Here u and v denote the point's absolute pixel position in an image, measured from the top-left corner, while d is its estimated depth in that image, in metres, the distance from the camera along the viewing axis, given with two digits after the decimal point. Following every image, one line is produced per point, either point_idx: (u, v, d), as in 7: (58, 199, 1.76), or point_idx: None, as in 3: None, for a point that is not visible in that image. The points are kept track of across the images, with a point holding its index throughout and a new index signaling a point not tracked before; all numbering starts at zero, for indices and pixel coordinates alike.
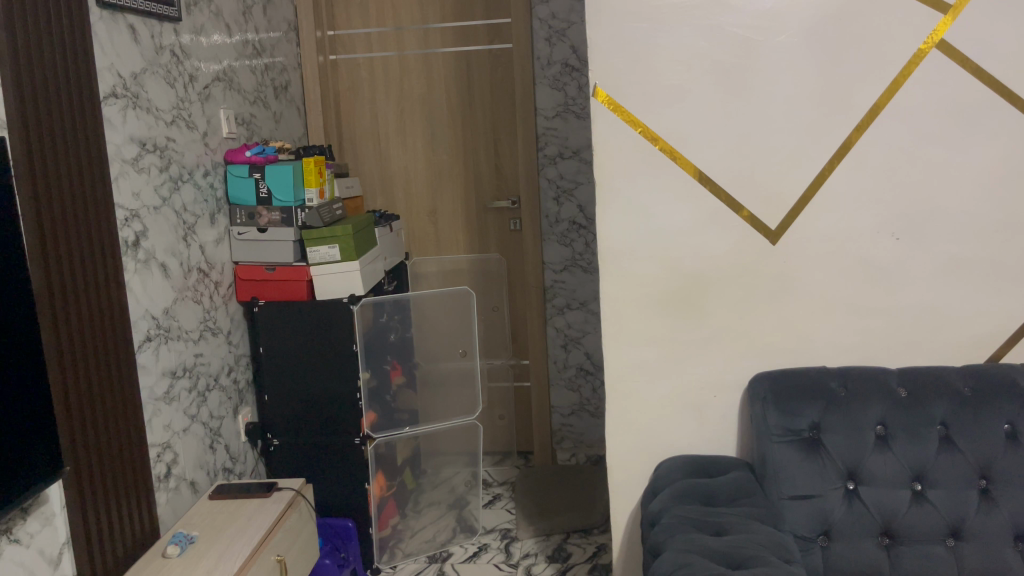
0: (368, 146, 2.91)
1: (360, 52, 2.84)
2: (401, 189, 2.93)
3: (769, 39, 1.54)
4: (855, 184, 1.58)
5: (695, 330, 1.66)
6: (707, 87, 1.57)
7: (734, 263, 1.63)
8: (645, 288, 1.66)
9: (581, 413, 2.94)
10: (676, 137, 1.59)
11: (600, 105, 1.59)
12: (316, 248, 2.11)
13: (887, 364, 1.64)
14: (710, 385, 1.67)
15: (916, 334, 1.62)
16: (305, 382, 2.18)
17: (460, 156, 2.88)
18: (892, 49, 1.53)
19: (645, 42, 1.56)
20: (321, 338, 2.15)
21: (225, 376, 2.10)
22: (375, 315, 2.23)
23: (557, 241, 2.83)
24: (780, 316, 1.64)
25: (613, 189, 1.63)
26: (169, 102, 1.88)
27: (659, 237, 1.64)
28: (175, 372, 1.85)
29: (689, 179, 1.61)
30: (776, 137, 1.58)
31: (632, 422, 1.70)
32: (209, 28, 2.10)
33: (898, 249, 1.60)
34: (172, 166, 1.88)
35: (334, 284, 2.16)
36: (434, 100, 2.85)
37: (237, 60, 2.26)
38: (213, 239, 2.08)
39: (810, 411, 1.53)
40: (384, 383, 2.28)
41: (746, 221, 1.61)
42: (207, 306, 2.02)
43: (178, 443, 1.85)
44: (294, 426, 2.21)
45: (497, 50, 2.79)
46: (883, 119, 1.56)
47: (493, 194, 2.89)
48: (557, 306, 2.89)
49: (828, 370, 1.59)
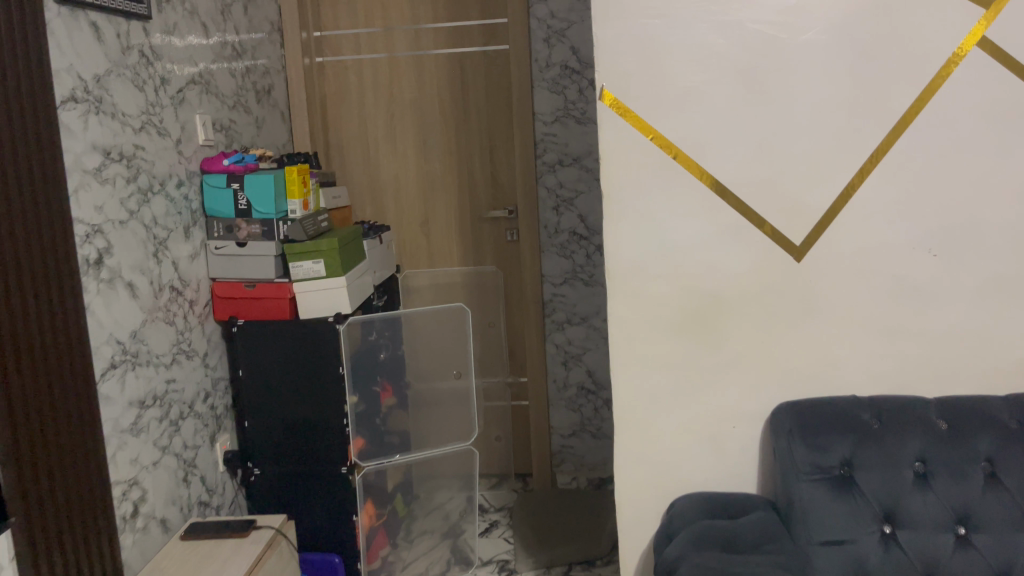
0: (357, 153, 2.77)
1: (347, 54, 2.70)
2: (391, 198, 2.78)
3: (794, 37, 1.41)
4: (889, 195, 1.44)
5: (712, 354, 1.52)
6: (728, 88, 1.43)
7: (754, 282, 1.49)
8: (657, 310, 1.51)
9: (582, 434, 2.76)
10: (691, 144, 1.45)
11: (607, 108, 1.45)
12: (300, 263, 1.98)
13: (921, 393, 1.49)
14: (728, 416, 1.53)
15: (954, 359, 1.48)
16: (288, 407, 2.03)
17: (453, 162, 2.73)
18: (928, 48, 1.39)
19: (658, 40, 1.42)
20: (305, 359, 2.01)
21: (200, 403, 1.94)
22: (364, 333, 2.13)
23: (556, 253, 2.67)
24: (806, 340, 1.50)
25: (622, 201, 1.49)
26: (137, 107, 1.73)
27: (672, 253, 1.49)
28: (144, 401, 1.69)
29: (705, 190, 1.46)
30: (802, 144, 1.44)
31: (644, 455, 1.56)
32: (183, 28, 1.95)
33: (936, 267, 1.45)
34: (140, 176, 1.73)
35: (319, 302, 2.01)
36: (427, 106, 2.71)
37: (215, 63, 2.11)
38: (187, 255, 1.93)
39: (841, 446, 1.39)
40: (373, 406, 2.15)
41: (768, 236, 1.47)
42: (181, 328, 1.87)
43: (146, 479, 1.69)
44: (276, 455, 2.06)
45: (492, 51, 2.65)
46: (920, 124, 1.42)
47: (489, 204, 2.75)
48: (557, 321, 2.72)
49: (859, 401, 1.45)
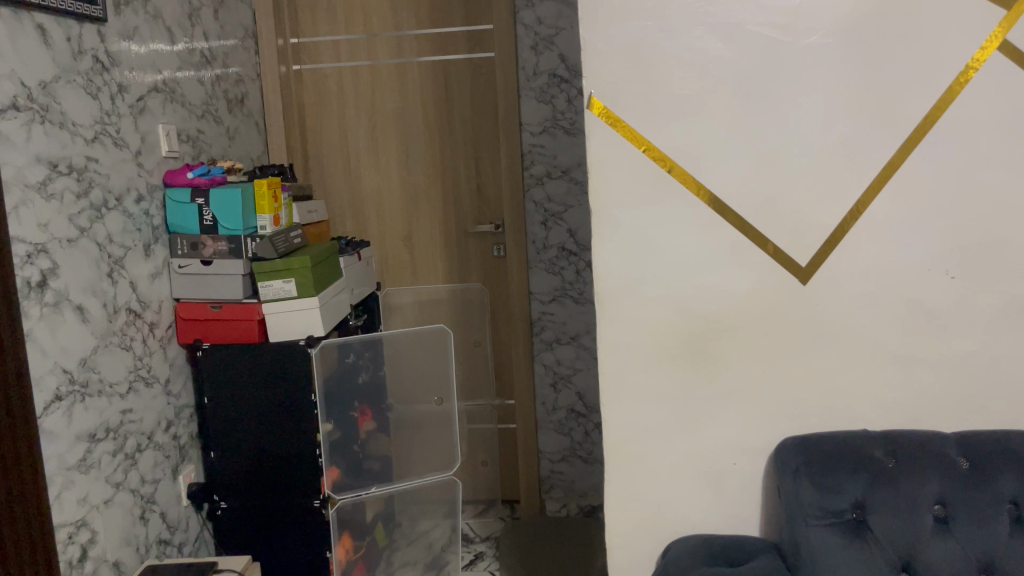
0: (337, 165, 2.65)
1: (326, 61, 2.59)
2: (373, 212, 2.66)
3: (799, 40, 1.29)
4: (902, 211, 1.33)
5: (711, 384, 1.40)
6: (727, 96, 1.31)
7: (757, 306, 1.37)
8: (650, 335, 1.39)
9: (572, 459, 2.61)
10: (687, 157, 1.34)
11: (596, 118, 1.33)
12: (270, 283, 1.86)
13: (939, 426, 1.37)
14: (729, 451, 1.41)
15: (975, 389, 1.36)
16: (257, 436, 1.90)
17: (437, 174, 2.62)
18: (945, 52, 1.28)
19: (651, 43, 1.31)
20: (277, 387, 1.88)
21: (161, 433, 1.81)
22: (340, 356, 2.00)
23: (544, 269, 2.52)
24: (813, 369, 1.38)
25: (614, 218, 1.37)
26: (90, 116, 1.61)
27: (668, 275, 1.37)
28: (95, 435, 1.57)
29: (703, 206, 1.35)
30: (808, 157, 1.32)
31: (638, 493, 1.44)
32: (144, 32, 1.83)
33: (954, 290, 1.34)
34: (93, 191, 1.61)
35: (290, 323, 1.89)
36: (409, 116, 2.59)
37: (181, 70, 1.99)
38: (148, 275, 1.80)
39: (852, 487, 1.28)
40: (351, 433, 2.04)
41: (772, 255, 1.35)
42: (139, 353, 1.74)
43: (96, 519, 1.56)
44: (244, 488, 1.93)
45: (478, 59, 2.53)
46: (936, 134, 1.31)
47: (475, 217, 2.63)
48: (545, 341, 2.56)
49: (871, 436, 1.33)
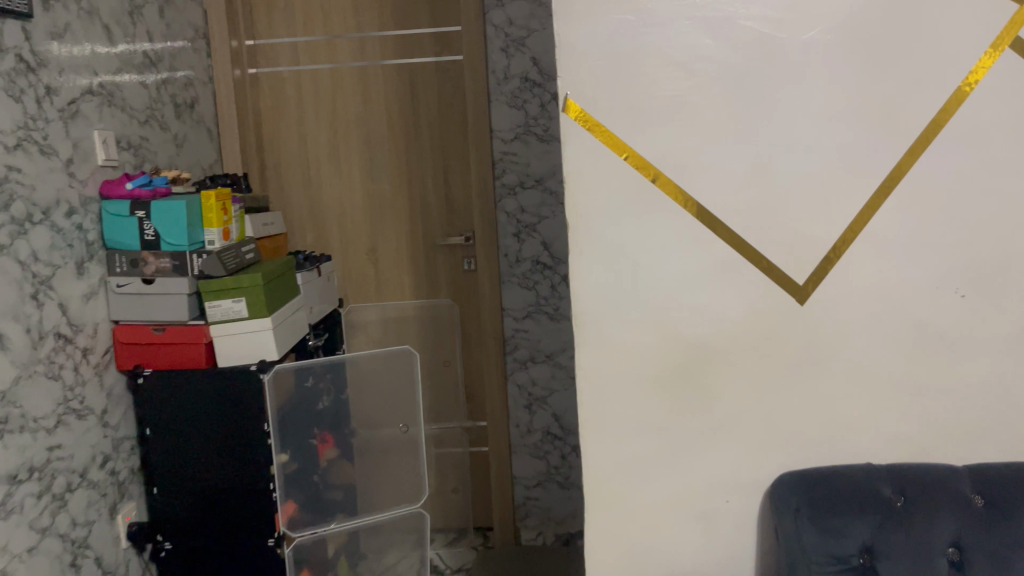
0: (296, 174, 2.50)
1: (284, 64, 2.44)
2: (335, 224, 2.51)
3: (794, 37, 1.17)
4: (907, 225, 1.21)
5: (701, 415, 1.27)
6: (717, 99, 1.19)
7: (750, 329, 1.24)
8: (634, 362, 1.26)
9: (548, 484, 2.46)
10: (673, 165, 1.21)
11: (572, 122, 1.20)
12: (217, 303, 1.71)
13: (949, 459, 1.26)
14: (721, 488, 1.28)
15: (987, 418, 1.25)
16: (204, 471, 1.74)
17: (403, 184, 2.47)
18: (953, 50, 1.17)
19: (632, 39, 1.18)
20: (227, 417, 1.72)
21: (96, 470, 1.65)
22: (299, 380, 1.85)
23: (517, 284, 2.38)
24: (813, 398, 1.25)
25: (593, 233, 1.23)
26: (12, 121, 1.45)
27: (653, 295, 1.24)
28: (16, 476, 1.41)
29: (690, 219, 1.22)
30: (806, 164, 1.20)
31: (622, 535, 1.31)
32: (78, 30, 1.67)
33: (964, 311, 1.23)
34: (15, 204, 1.45)
35: (240, 347, 1.74)
36: (373, 122, 2.45)
37: (121, 71, 1.83)
38: (81, 295, 1.63)
39: (859, 530, 1.15)
40: (310, 463, 1.89)
41: (767, 273, 1.23)
42: (70, 382, 1.58)
43: (17, 570, 1.40)
44: (190, 527, 1.76)
45: (445, 62, 2.40)
46: (944, 140, 1.20)
47: (444, 229, 2.49)
48: (519, 359, 2.42)
49: (877, 471, 1.22)
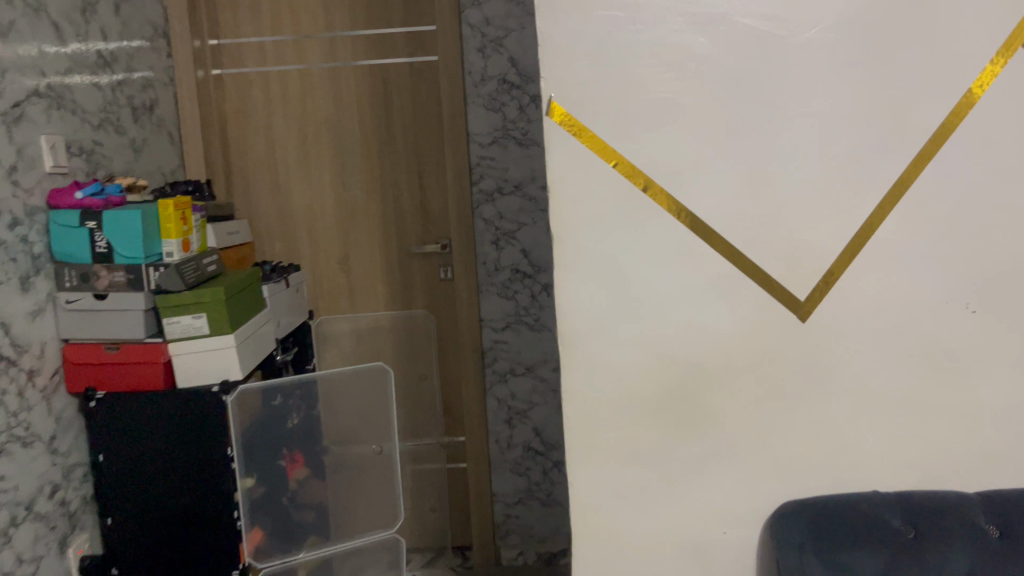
0: (264, 179, 2.38)
1: (250, 65, 2.33)
2: (304, 231, 2.40)
3: (794, 35, 1.09)
4: (915, 236, 1.13)
5: (696, 441, 1.18)
6: (712, 102, 1.11)
7: (748, 348, 1.16)
8: (625, 385, 1.17)
9: (530, 502, 2.36)
10: (665, 173, 1.12)
11: (556, 126, 1.11)
12: (176, 319, 1.59)
13: (959, 486, 1.18)
14: (718, 518, 1.20)
15: (999, 441, 1.17)
16: (162, 500, 1.62)
17: (376, 190, 2.37)
18: (963, 50, 1.10)
19: (621, 38, 1.09)
20: (188, 442, 1.61)
21: (43, 502, 1.54)
22: (265, 399, 1.74)
23: (496, 294, 2.27)
24: (815, 421, 1.17)
25: (579, 246, 1.14)
26: None
27: (644, 313, 1.16)
28: None
29: (684, 231, 1.13)
30: (808, 173, 1.12)
31: (611, 569, 1.22)
32: (23, 27, 1.55)
33: (974, 328, 1.15)
34: None
35: (202, 366, 1.63)
36: (344, 125, 2.34)
37: (72, 72, 1.71)
38: (26, 313, 1.51)
39: (867, 566, 1.08)
40: (278, 486, 1.77)
41: (767, 289, 1.14)
42: (14, 408, 1.47)
43: None
44: (146, 561, 1.64)
45: (419, 62, 2.30)
46: (953, 147, 1.12)
47: (419, 236, 2.38)
48: (498, 372, 2.31)
49: (885, 500, 1.14)
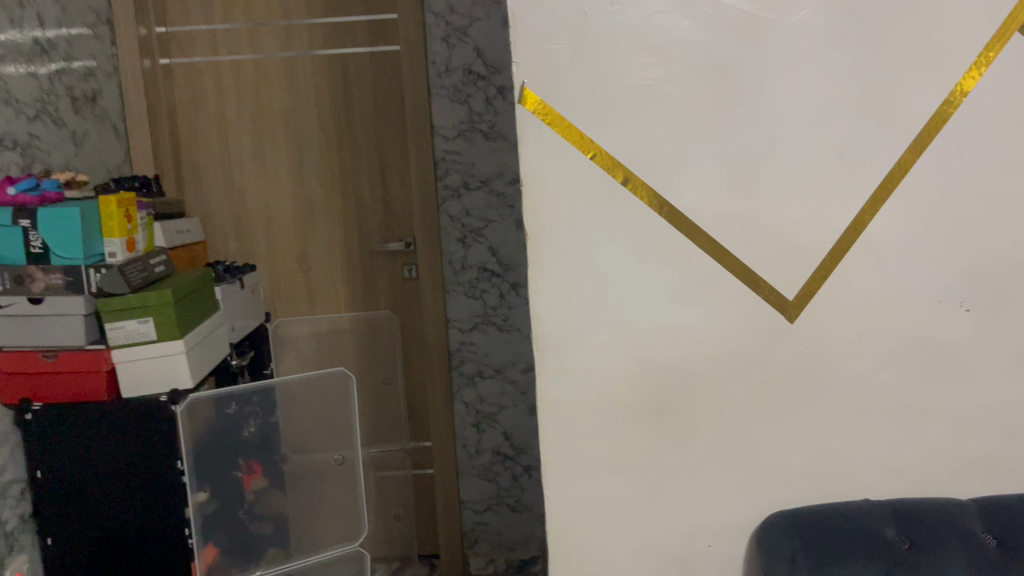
0: (216, 175, 2.27)
1: (201, 54, 2.21)
2: (261, 229, 2.29)
3: (782, 17, 1.02)
4: (906, 231, 1.08)
5: (680, 449, 1.11)
6: (695, 89, 1.04)
7: (734, 350, 1.09)
8: (605, 391, 1.10)
9: (499, 509, 2.28)
10: (646, 165, 1.05)
11: (530, 115, 1.03)
12: (119, 323, 1.47)
13: (951, 492, 1.13)
14: (703, 530, 1.13)
15: (991, 444, 1.13)
16: (108, 519, 1.51)
17: (336, 185, 2.27)
18: (959, 35, 1.04)
19: (599, 19, 1.01)
20: (136, 455, 1.51)
21: None
22: (220, 407, 1.63)
23: (463, 293, 2.19)
24: (804, 427, 1.11)
25: (555, 244, 1.06)
26: None
27: (625, 314, 1.08)
28: None
29: (666, 227, 1.06)
30: (796, 165, 1.06)
31: None
32: None
33: (967, 327, 1.10)
34: None
35: (149, 375, 1.52)
36: (302, 118, 2.24)
37: (5, 58, 1.58)
38: None
39: None
40: (233, 498, 1.67)
41: (754, 288, 1.08)
42: None
43: None
44: None
45: (381, 52, 2.20)
46: (946, 137, 1.06)
47: (382, 234, 2.29)
48: (466, 375, 2.23)
49: (879, 509, 1.08)
